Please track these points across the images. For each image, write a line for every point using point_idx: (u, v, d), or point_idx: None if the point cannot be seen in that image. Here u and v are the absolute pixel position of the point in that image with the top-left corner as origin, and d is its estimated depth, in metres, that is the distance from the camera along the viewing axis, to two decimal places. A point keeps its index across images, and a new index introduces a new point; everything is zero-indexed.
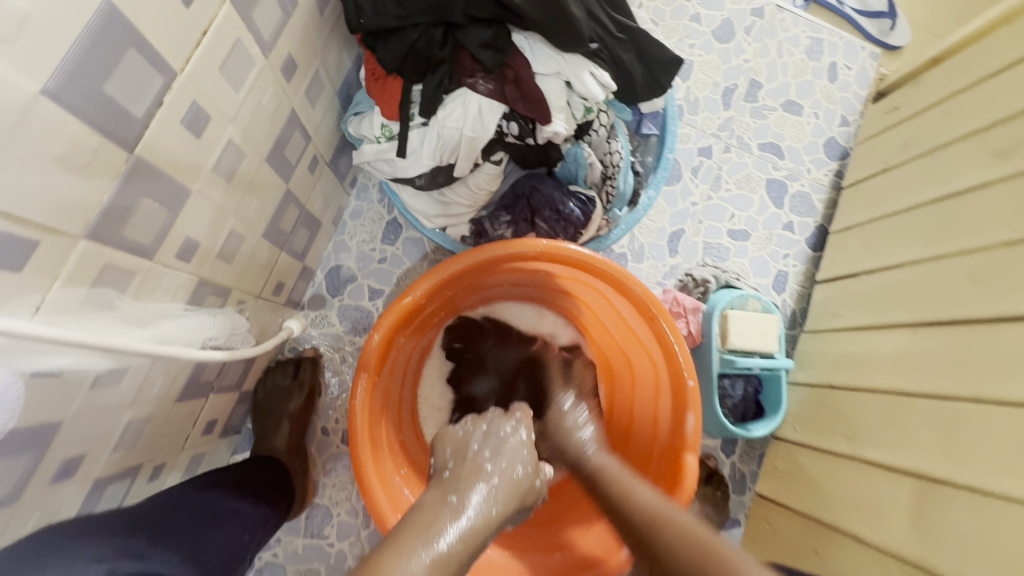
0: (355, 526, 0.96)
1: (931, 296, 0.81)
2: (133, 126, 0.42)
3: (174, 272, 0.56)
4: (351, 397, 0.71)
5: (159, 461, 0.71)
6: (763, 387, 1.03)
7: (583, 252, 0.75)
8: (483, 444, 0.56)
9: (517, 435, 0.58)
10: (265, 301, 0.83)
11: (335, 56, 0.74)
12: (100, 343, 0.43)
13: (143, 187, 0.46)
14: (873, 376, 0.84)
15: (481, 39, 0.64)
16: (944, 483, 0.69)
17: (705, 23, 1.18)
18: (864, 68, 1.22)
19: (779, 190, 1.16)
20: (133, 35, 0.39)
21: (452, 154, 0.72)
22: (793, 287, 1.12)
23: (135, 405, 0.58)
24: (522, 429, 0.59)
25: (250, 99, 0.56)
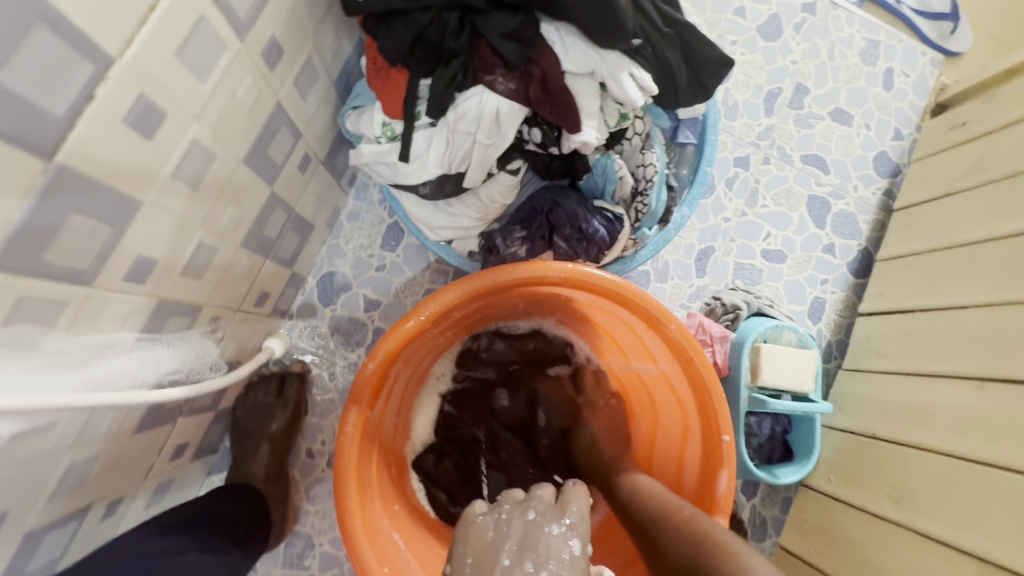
0: (339, 558, 0.88)
1: (1004, 348, 0.71)
2: (51, 127, 0.33)
3: (124, 297, 0.47)
4: (338, 432, 0.62)
5: (114, 496, 0.62)
6: (793, 428, 0.93)
7: (612, 280, 0.65)
8: (518, 560, 0.39)
9: (567, 548, 0.40)
10: (245, 315, 0.73)
11: (331, 41, 0.63)
12: None
13: (71, 202, 0.37)
14: (929, 433, 0.75)
15: (504, 29, 0.54)
16: (1014, 572, 0.61)
17: (750, 18, 1.06)
18: (924, 76, 1.10)
19: (822, 208, 1.05)
20: (42, 8, 0.30)
21: (463, 162, 0.62)
22: (831, 317, 1.02)
23: (78, 445, 0.51)
24: (574, 536, 0.42)
25: (220, 91, 0.47)
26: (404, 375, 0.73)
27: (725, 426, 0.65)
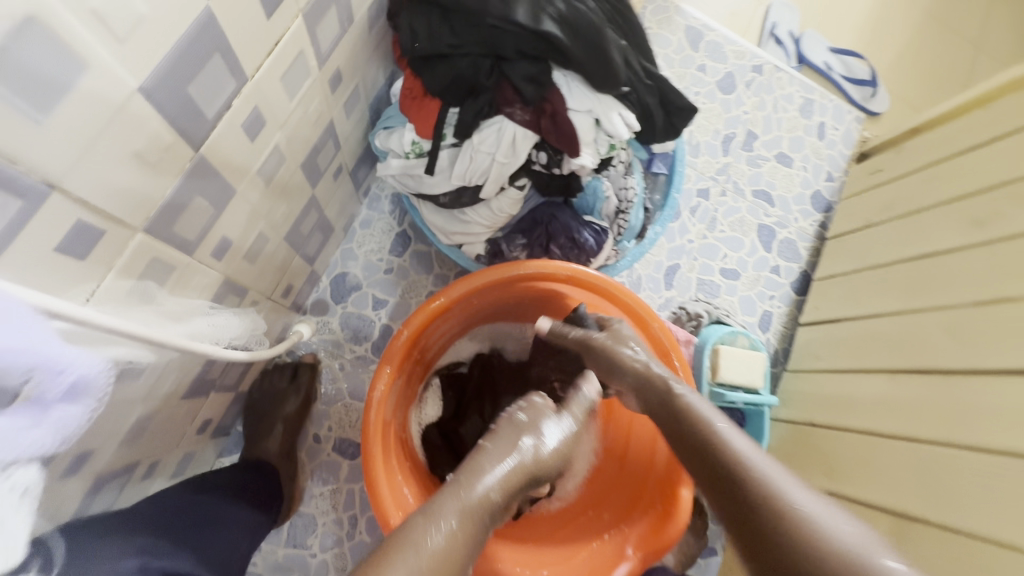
0: (339, 538, 0.94)
1: (908, 349, 0.86)
2: (203, 128, 0.43)
3: (207, 270, 0.56)
4: (371, 389, 0.72)
5: (154, 458, 0.69)
6: (746, 421, 1.08)
7: (612, 283, 0.80)
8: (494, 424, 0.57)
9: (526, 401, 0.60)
10: (274, 303, 0.82)
11: (373, 72, 0.76)
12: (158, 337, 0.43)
13: (198, 186, 0.47)
14: (852, 416, 0.91)
15: (526, 73, 0.67)
16: (916, 520, 0.75)
17: (710, 74, 1.26)
18: (849, 130, 1.32)
19: (769, 235, 1.23)
20: (220, 41, 0.40)
21: (481, 176, 0.75)
22: (777, 327, 1.18)
23: (147, 401, 0.57)
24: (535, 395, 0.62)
25: (300, 107, 0.58)
26: (425, 352, 0.84)
27: None
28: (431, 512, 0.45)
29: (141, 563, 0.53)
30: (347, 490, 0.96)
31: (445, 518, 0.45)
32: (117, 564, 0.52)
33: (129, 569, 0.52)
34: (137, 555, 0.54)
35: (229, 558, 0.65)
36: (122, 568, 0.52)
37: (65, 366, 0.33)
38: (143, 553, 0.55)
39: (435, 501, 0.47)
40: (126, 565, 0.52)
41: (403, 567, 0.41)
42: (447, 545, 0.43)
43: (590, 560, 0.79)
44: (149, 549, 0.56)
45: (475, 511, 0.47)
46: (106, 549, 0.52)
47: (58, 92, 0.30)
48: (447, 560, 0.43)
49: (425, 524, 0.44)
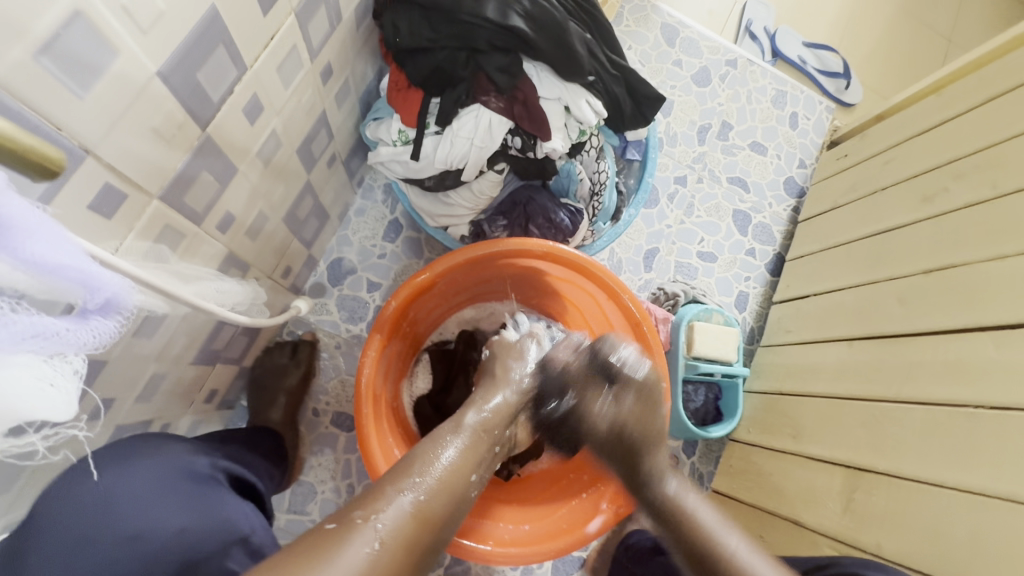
0: (337, 505, 1.00)
1: (867, 315, 0.95)
2: (210, 110, 0.50)
3: (212, 241, 0.63)
4: (362, 355, 0.78)
5: (167, 420, 0.75)
6: (723, 394, 1.14)
7: (584, 258, 0.85)
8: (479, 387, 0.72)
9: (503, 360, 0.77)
10: (274, 282, 0.88)
11: (361, 67, 0.82)
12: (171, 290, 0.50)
13: (206, 161, 0.54)
14: (818, 382, 0.98)
15: (499, 64, 0.75)
16: (869, 471, 0.82)
17: (685, 68, 1.33)
18: (821, 119, 1.37)
19: (744, 220, 1.28)
20: (224, 34, 0.47)
21: (461, 160, 0.81)
22: (753, 307, 1.24)
23: (160, 360, 0.64)
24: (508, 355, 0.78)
25: (295, 96, 0.65)
26: (414, 325, 0.91)
27: (662, 376, 0.84)
28: (435, 441, 0.58)
29: (210, 460, 0.61)
30: (345, 459, 1.02)
31: (449, 444, 0.58)
32: (194, 458, 0.59)
33: (202, 463, 0.59)
34: (206, 454, 0.61)
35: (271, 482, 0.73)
36: (198, 461, 0.59)
37: (99, 282, 0.36)
38: (209, 453, 0.62)
39: (439, 432, 0.60)
40: (200, 460, 0.59)
41: (415, 471, 0.53)
42: (452, 462, 0.56)
43: (568, 516, 0.84)
44: (213, 451, 0.63)
45: (474, 438, 0.61)
46: (182, 445, 0.60)
47: (96, 73, 0.37)
48: (453, 472, 0.55)
49: (437, 447, 0.57)
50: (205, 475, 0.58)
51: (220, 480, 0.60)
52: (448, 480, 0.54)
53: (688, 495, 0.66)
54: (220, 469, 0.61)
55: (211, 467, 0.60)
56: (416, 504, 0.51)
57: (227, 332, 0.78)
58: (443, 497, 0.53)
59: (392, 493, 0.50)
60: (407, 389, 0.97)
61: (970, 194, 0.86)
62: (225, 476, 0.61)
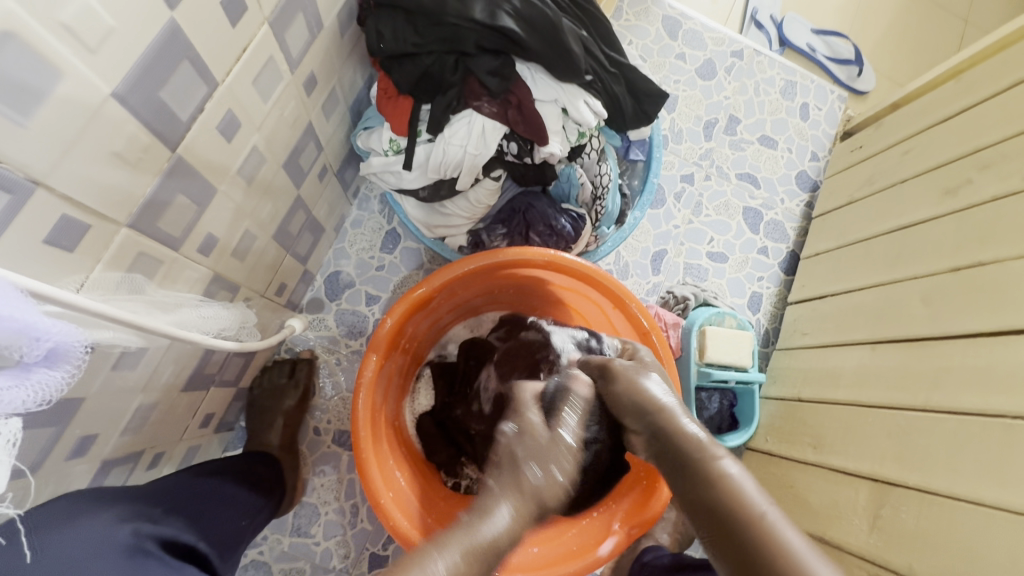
0: (342, 526, 0.98)
1: (889, 317, 0.90)
2: (178, 130, 0.47)
3: (195, 265, 0.60)
4: (359, 375, 0.75)
5: (159, 449, 0.73)
6: (738, 400, 1.09)
7: (589, 266, 0.81)
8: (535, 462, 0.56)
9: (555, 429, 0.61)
10: (268, 301, 0.85)
11: (349, 76, 0.79)
12: (145, 323, 0.48)
13: (180, 184, 0.51)
14: (839, 389, 0.93)
15: (489, 67, 0.71)
16: (897, 485, 0.77)
17: (689, 62, 1.27)
18: (833, 109, 1.31)
19: (755, 218, 1.23)
20: (188, 49, 0.44)
21: (455, 169, 0.78)
22: (767, 308, 1.19)
23: (146, 391, 0.61)
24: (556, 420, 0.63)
25: (276, 110, 0.62)
26: (413, 340, 0.87)
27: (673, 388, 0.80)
28: (435, 548, 0.47)
29: (134, 529, 0.53)
30: (348, 479, 0.99)
31: (448, 551, 0.47)
32: (111, 530, 0.51)
33: (122, 534, 0.51)
34: (130, 521, 0.53)
35: (233, 533, 0.66)
36: (117, 532, 0.51)
37: (43, 334, 0.37)
38: (132, 519, 0.54)
39: (442, 538, 0.49)
40: (120, 531, 0.52)
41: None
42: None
43: (576, 537, 0.80)
44: (141, 514, 0.55)
45: (483, 551, 0.49)
46: (106, 513, 0.53)
47: (37, 97, 0.34)
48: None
49: (433, 556, 0.46)
50: (125, 549, 0.50)
51: (148, 550, 0.52)
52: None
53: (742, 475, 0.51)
54: (148, 537, 0.53)
55: (134, 537, 0.52)
56: None
57: (218, 357, 0.75)
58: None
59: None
60: (409, 406, 0.94)
61: (995, 186, 0.81)
62: (156, 543, 0.54)
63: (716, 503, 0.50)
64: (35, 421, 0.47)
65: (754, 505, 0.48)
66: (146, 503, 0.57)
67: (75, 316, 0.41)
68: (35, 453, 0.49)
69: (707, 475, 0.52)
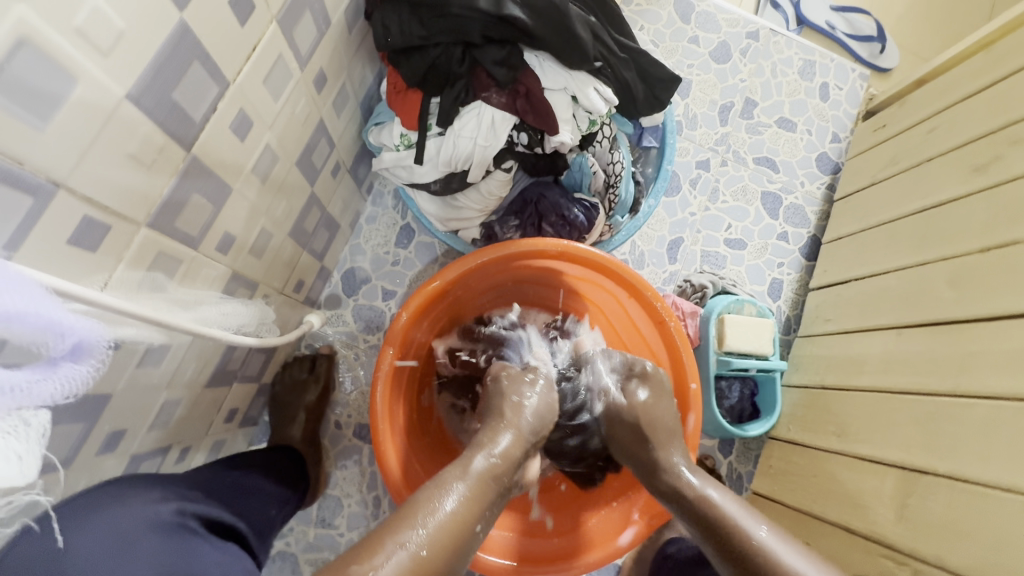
0: (364, 517, 0.99)
1: (916, 300, 0.87)
2: (192, 130, 0.48)
3: (214, 264, 0.61)
4: (375, 368, 0.76)
5: (187, 443, 0.75)
6: (759, 389, 1.07)
7: (602, 255, 0.80)
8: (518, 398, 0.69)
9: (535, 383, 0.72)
10: (287, 297, 0.87)
11: (359, 72, 0.79)
12: (166, 320, 0.49)
13: (195, 184, 0.52)
14: (864, 375, 0.91)
15: (496, 57, 0.71)
16: (925, 473, 0.75)
17: (703, 45, 1.24)
18: (854, 88, 1.27)
19: (774, 202, 1.20)
20: (198, 49, 0.45)
21: (466, 161, 0.78)
22: (788, 294, 1.16)
23: (171, 387, 0.63)
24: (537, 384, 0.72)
25: (287, 108, 0.62)
26: (430, 333, 0.88)
27: (692, 376, 0.79)
28: (439, 484, 0.55)
29: (178, 507, 0.56)
30: (370, 471, 1.01)
31: (452, 485, 0.55)
32: (157, 507, 0.54)
33: (168, 512, 0.54)
34: (173, 501, 0.56)
35: (265, 524, 0.68)
36: (161, 510, 0.54)
37: (68, 330, 0.38)
38: (175, 499, 0.56)
39: (443, 477, 0.56)
40: (166, 509, 0.54)
41: (416, 521, 0.50)
42: (455, 511, 0.52)
43: (600, 524, 0.80)
44: (183, 496, 0.58)
45: (481, 481, 0.56)
46: (150, 493, 0.55)
47: (53, 102, 0.35)
48: (456, 520, 0.52)
49: (440, 493, 0.54)
50: (170, 527, 0.53)
51: (192, 529, 0.55)
52: (449, 529, 0.51)
53: (727, 502, 0.60)
54: (192, 515, 0.56)
55: (178, 515, 0.55)
56: (416, 558, 0.48)
57: (240, 353, 0.77)
58: (447, 548, 0.50)
59: (391, 547, 0.48)
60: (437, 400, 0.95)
61: None
62: (198, 522, 0.56)
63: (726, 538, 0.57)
64: (65, 416, 0.49)
65: (748, 532, 0.57)
66: (188, 487, 0.60)
67: (99, 313, 0.43)
68: (66, 448, 0.51)
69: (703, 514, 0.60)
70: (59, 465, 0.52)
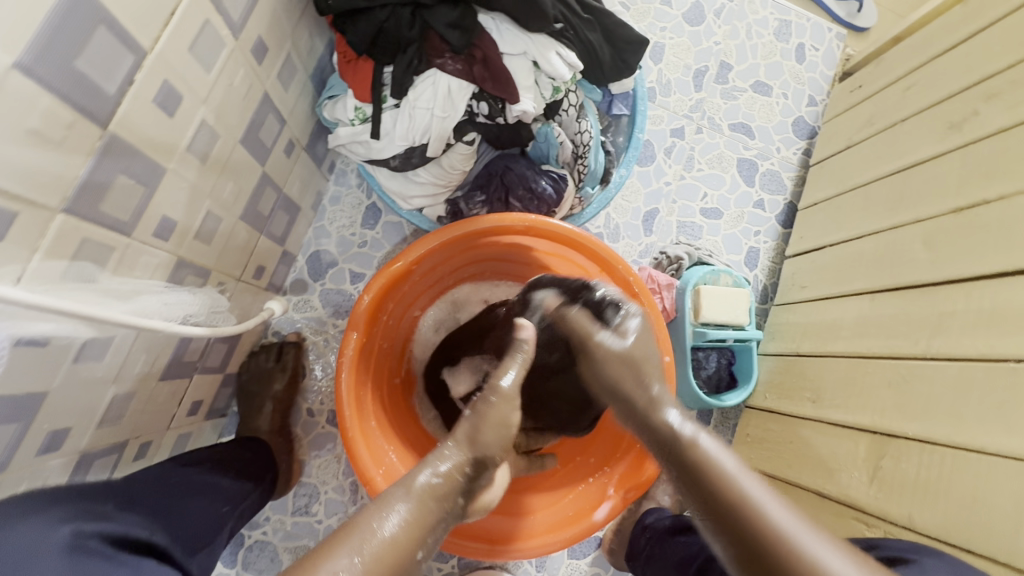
0: (343, 503, 0.98)
1: (890, 264, 0.86)
2: (107, 103, 0.44)
3: (153, 251, 0.57)
4: (340, 354, 0.73)
5: (146, 438, 0.72)
6: (736, 358, 1.07)
7: (570, 229, 0.78)
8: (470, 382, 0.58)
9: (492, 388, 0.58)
10: (246, 284, 0.83)
11: (306, 40, 0.75)
12: (93, 314, 0.45)
13: (119, 164, 0.48)
14: (839, 341, 0.91)
15: (448, 20, 0.68)
16: (896, 436, 0.76)
17: (675, 7, 1.19)
18: (831, 49, 1.24)
19: (749, 169, 1.18)
20: (102, 13, 0.41)
21: (423, 135, 0.74)
22: (765, 263, 1.15)
23: (119, 381, 0.60)
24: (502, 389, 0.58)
25: (222, 79, 0.58)
26: (396, 315, 0.85)
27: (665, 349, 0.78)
28: (381, 502, 0.47)
29: (76, 528, 0.49)
30: (346, 458, 0.99)
31: (396, 505, 0.47)
32: (48, 532, 0.48)
33: (62, 535, 0.48)
34: (70, 522, 0.50)
35: (218, 521, 0.66)
36: (53, 535, 0.48)
37: None
38: (73, 520, 0.50)
39: (390, 491, 0.48)
40: (58, 532, 0.48)
41: (354, 552, 0.43)
42: (396, 537, 0.45)
43: (573, 504, 0.80)
44: (85, 513, 0.52)
45: (427, 504, 0.48)
46: (45, 516, 0.49)
47: None
48: (397, 549, 0.44)
49: (379, 515, 0.46)
50: (69, 549, 0.47)
51: (92, 548, 0.49)
52: (387, 559, 0.43)
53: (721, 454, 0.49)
54: (92, 535, 0.50)
55: (74, 537, 0.48)
56: None
57: (197, 343, 0.73)
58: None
59: None
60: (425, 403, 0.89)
61: (1004, 115, 0.76)
62: (101, 541, 0.50)
63: (714, 489, 0.47)
64: None
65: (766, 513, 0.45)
66: (93, 502, 0.54)
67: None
68: None
69: (680, 450, 0.51)
70: None
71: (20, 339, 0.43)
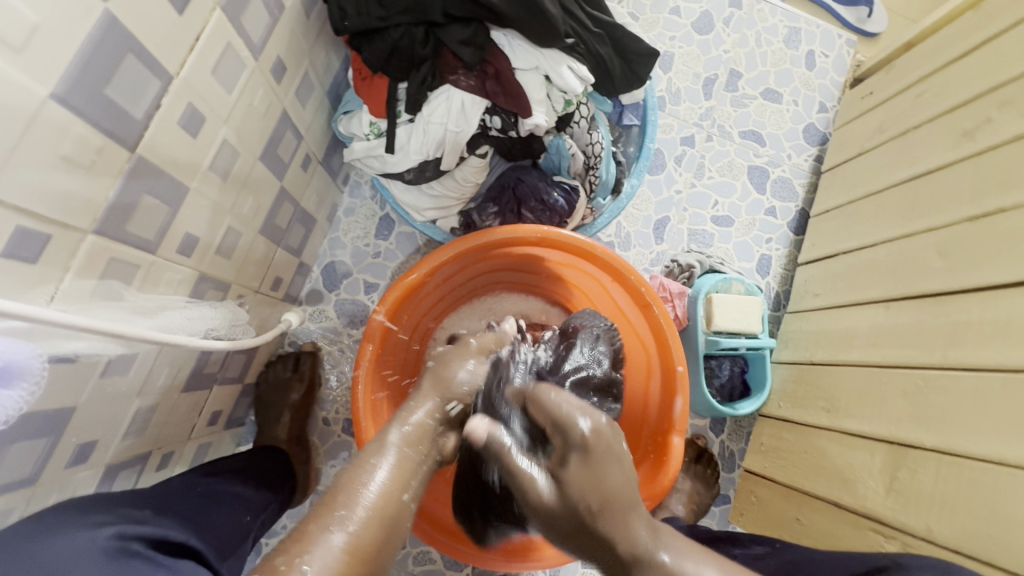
0: None
1: (905, 272, 0.86)
2: (134, 128, 0.46)
3: (176, 268, 0.59)
4: (355, 365, 0.74)
5: (168, 449, 0.74)
6: (749, 367, 1.06)
7: (581, 240, 0.78)
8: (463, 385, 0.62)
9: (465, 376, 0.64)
10: (263, 296, 0.84)
11: (323, 58, 0.76)
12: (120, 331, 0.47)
13: (145, 185, 0.49)
14: (853, 349, 0.90)
15: (460, 37, 0.69)
16: (914, 446, 0.75)
17: (684, 16, 1.20)
18: (841, 55, 1.23)
19: (760, 176, 1.18)
20: (130, 41, 0.42)
21: (437, 148, 0.76)
22: (777, 270, 1.15)
23: (143, 395, 0.61)
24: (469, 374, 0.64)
25: (242, 99, 0.59)
26: (409, 327, 0.86)
27: (678, 359, 0.78)
28: (363, 461, 0.48)
29: (118, 531, 0.52)
30: None
31: (380, 460, 0.48)
32: (92, 533, 0.50)
33: (105, 538, 0.50)
34: (113, 525, 0.52)
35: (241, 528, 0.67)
36: (95, 536, 0.50)
37: None
38: (116, 523, 0.53)
39: (370, 449, 0.49)
40: (101, 535, 0.51)
41: (340, 516, 0.42)
42: (384, 488, 0.46)
43: None
44: (126, 518, 0.54)
45: (406, 451, 0.50)
46: (93, 518, 0.52)
47: None
48: (385, 498, 0.45)
49: (364, 474, 0.46)
50: (110, 552, 0.49)
51: (134, 551, 0.51)
52: (378, 508, 0.44)
53: None
54: (133, 538, 0.52)
55: (117, 540, 0.51)
56: (347, 541, 0.40)
57: (216, 355, 0.75)
58: (378, 526, 0.43)
59: (318, 532, 0.40)
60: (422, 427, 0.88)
61: (1018, 123, 0.76)
62: (143, 544, 0.53)
63: None
64: (20, 434, 0.47)
65: None
66: (134, 507, 0.57)
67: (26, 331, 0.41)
68: (29, 465, 0.50)
69: None
70: (24, 481, 0.50)
71: (55, 354, 0.45)
